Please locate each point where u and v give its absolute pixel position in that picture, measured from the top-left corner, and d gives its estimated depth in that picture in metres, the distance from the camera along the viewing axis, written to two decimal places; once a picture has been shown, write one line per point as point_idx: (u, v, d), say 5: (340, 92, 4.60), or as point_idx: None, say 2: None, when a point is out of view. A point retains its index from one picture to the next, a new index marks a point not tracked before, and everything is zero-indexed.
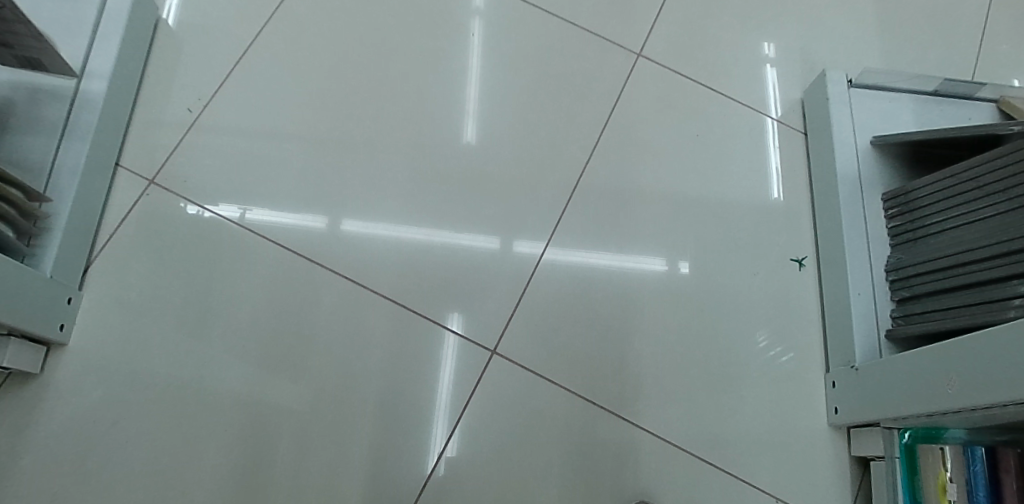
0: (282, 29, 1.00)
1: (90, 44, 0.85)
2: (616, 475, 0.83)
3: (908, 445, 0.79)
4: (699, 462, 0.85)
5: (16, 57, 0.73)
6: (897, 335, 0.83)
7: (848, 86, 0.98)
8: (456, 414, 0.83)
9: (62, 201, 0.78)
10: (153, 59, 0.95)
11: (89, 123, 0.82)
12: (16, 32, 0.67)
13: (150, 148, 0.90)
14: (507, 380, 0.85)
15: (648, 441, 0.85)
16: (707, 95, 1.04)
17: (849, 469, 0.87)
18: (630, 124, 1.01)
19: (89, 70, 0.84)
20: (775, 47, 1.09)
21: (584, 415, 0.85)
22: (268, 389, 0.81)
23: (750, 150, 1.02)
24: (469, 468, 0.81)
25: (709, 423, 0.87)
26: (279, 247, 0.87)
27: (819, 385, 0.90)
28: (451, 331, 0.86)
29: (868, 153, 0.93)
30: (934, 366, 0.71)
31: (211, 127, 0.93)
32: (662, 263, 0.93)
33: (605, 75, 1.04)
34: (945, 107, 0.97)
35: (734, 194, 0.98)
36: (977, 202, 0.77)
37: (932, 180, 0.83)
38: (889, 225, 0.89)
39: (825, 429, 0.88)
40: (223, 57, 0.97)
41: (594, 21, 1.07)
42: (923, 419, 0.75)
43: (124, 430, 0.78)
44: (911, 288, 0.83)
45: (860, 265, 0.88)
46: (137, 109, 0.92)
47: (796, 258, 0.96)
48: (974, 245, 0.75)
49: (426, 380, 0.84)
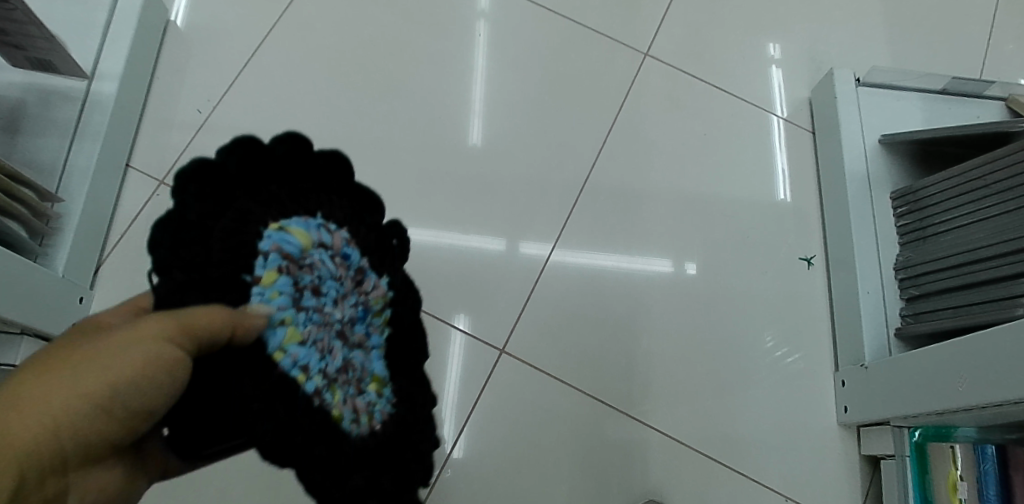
0: (290, 30, 1.00)
1: (101, 46, 0.86)
2: (626, 474, 0.83)
3: (919, 443, 0.80)
4: (708, 461, 0.85)
5: (28, 58, 0.74)
6: (906, 333, 0.84)
7: (856, 85, 0.98)
8: (465, 413, 0.83)
9: (74, 201, 0.79)
10: (163, 60, 0.96)
11: (100, 124, 0.83)
12: (28, 34, 0.68)
13: (160, 148, 0.91)
14: (516, 379, 0.85)
15: (657, 440, 0.85)
16: (714, 94, 1.04)
17: (858, 469, 0.87)
18: (638, 123, 1.01)
19: (100, 71, 0.85)
20: (779, 47, 1.09)
21: (593, 414, 0.85)
22: None
23: (758, 150, 1.02)
24: (479, 467, 0.81)
25: (718, 421, 0.87)
26: None
27: (829, 384, 0.90)
28: (459, 331, 0.87)
29: (876, 152, 0.94)
30: (944, 364, 0.71)
31: (220, 129, 0.93)
32: (669, 263, 0.93)
33: (612, 75, 1.04)
34: (953, 105, 0.97)
35: (742, 194, 0.98)
36: (983, 201, 0.77)
37: (939, 179, 0.83)
38: (897, 223, 0.90)
39: (834, 427, 0.88)
40: (232, 58, 0.97)
41: (601, 21, 1.07)
42: (933, 418, 0.75)
43: None
44: (920, 286, 0.83)
45: (869, 264, 0.88)
46: (148, 110, 0.93)
47: (804, 257, 0.96)
48: (983, 243, 0.75)
49: (436, 380, 0.84)
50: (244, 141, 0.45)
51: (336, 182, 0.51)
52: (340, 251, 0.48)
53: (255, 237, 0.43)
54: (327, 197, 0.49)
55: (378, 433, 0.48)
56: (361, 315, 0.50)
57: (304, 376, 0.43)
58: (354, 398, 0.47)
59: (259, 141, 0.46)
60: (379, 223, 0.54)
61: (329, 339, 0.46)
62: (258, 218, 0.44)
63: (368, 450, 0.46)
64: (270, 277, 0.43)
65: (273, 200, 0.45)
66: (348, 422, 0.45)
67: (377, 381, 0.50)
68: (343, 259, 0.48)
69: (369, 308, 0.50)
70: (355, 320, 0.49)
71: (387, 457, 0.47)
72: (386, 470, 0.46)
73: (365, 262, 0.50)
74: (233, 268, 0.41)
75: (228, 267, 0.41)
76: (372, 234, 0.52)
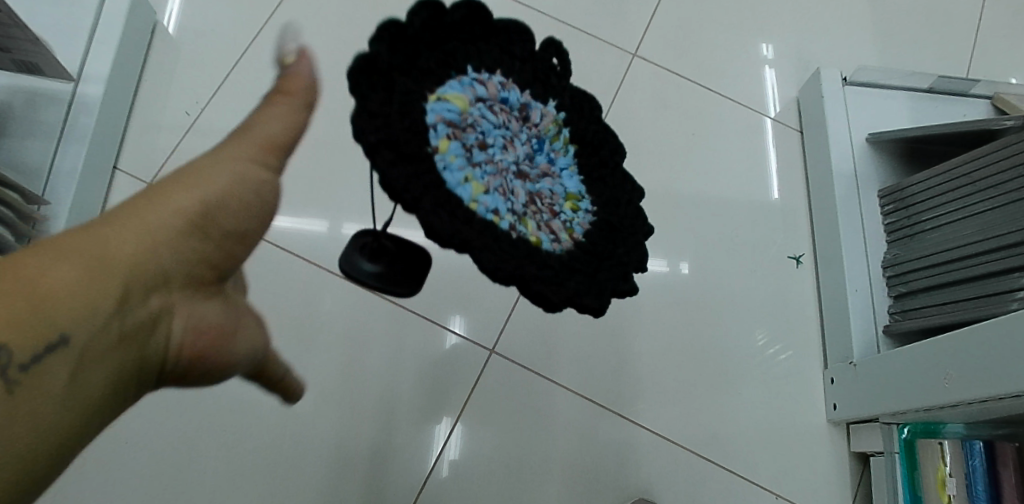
0: (280, 32, 1.00)
1: (88, 48, 0.85)
2: (617, 473, 0.83)
3: (907, 440, 0.80)
4: (699, 459, 0.85)
5: (14, 61, 0.73)
6: (894, 330, 0.84)
7: (843, 84, 0.98)
8: (456, 413, 0.83)
9: (61, 203, 0.79)
10: (152, 62, 0.96)
11: (87, 126, 0.82)
12: (13, 36, 0.68)
13: (149, 150, 0.91)
14: (508, 379, 0.85)
15: (648, 439, 0.85)
16: (703, 94, 1.05)
17: (848, 466, 0.87)
18: (627, 123, 1.01)
19: (86, 73, 0.84)
20: (772, 47, 1.09)
21: (584, 414, 0.85)
22: (269, 390, 0.81)
23: (747, 149, 1.02)
24: (470, 468, 0.81)
25: (709, 420, 0.87)
26: (277, 249, 0.88)
27: (819, 381, 0.91)
28: (451, 331, 0.87)
29: (863, 151, 0.94)
30: (931, 361, 0.71)
31: (209, 131, 0.93)
32: (663, 263, 0.93)
33: (601, 75, 1.04)
34: (940, 104, 0.97)
35: (731, 193, 0.99)
36: (968, 198, 0.78)
37: (925, 177, 0.84)
38: (885, 221, 0.90)
39: (824, 425, 0.88)
40: (221, 59, 0.97)
41: (591, 22, 1.08)
42: (921, 414, 0.76)
43: (125, 432, 0.78)
44: (908, 284, 0.84)
45: (857, 262, 0.89)
46: (136, 112, 0.92)
47: (794, 256, 0.97)
48: (969, 240, 0.76)
49: (428, 381, 0.84)
50: (429, 3, 0.43)
51: (479, 21, 0.46)
52: (498, 98, 0.45)
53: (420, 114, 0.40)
54: (474, 42, 0.46)
55: (579, 252, 0.44)
56: (539, 146, 0.47)
57: (481, 189, 0.41)
58: (522, 198, 0.43)
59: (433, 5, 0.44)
60: (529, 53, 0.49)
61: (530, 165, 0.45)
62: (418, 95, 0.41)
63: (555, 271, 0.41)
64: (444, 143, 0.41)
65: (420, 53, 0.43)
66: (528, 233, 0.42)
67: (574, 203, 0.47)
68: (505, 103, 0.45)
69: (542, 139, 0.47)
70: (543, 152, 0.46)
71: (599, 256, 0.46)
72: (604, 273, 0.45)
73: (524, 99, 0.47)
74: (407, 131, 0.39)
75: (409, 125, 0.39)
76: (530, 72, 0.48)
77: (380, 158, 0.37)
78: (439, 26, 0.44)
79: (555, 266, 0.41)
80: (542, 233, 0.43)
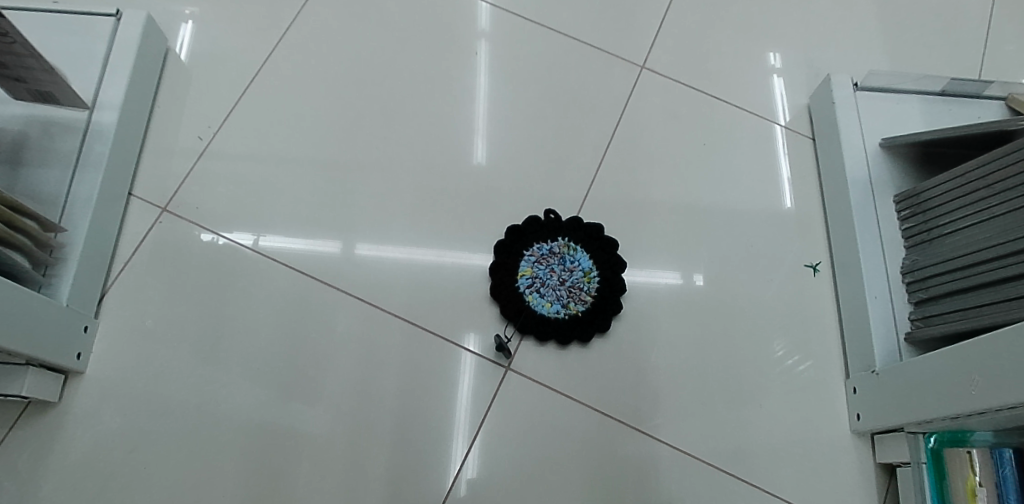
0: (290, 56, 1.02)
1: (102, 78, 0.87)
2: (637, 488, 0.82)
3: (934, 449, 0.77)
4: (720, 473, 0.83)
5: (29, 92, 0.75)
6: (916, 338, 0.82)
7: (854, 90, 0.98)
8: (473, 430, 0.82)
9: (76, 231, 0.80)
10: (164, 89, 0.97)
11: (101, 153, 0.83)
12: (28, 66, 0.69)
13: (162, 177, 0.92)
14: (524, 396, 0.84)
15: (668, 454, 0.84)
16: (713, 103, 1.05)
17: (875, 478, 0.85)
18: (637, 135, 1.01)
19: (101, 102, 0.86)
20: (779, 58, 1.09)
21: (602, 429, 0.84)
22: (286, 411, 0.81)
23: (759, 157, 1.02)
24: (490, 487, 0.80)
25: (729, 433, 0.85)
26: (292, 270, 0.88)
27: (840, 392, 0.89)
28: (467, 350, 0.86)
29: (877, 156, 0.93)
30: (957, 368, 0.70)
31: (222, 155, 0.94)
32: (676, 277, 0.92)
33: (609, 88, 1.04)
34: (954, 105, 0.96)
35: (745, 201, 0.98)
36: (988, 200, 0.76)
37: (942, 180, 0.83)
38: (902, 227, 0.89)
39: (848, 436, 0.87)
40: (232, 84, 0.99)
41: (597, 36, 1.08)
42: (947, 423, 0.73)
43: (141, 456, 0.78)
44: (928, 289, 0.82)
45: (875, 268, 0.87)
46: (149, 138, 0.93)
47: (810, 264, 0.96)
48: (990, 243, 0.74)
49: (443, 400, 0.84)
50: (511, 230, 0.91)
51: (521, 244, 0.91)
52: (542, 258, 0.90)
53: (516, 299, 0.87)
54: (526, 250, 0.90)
55: (596, 302, 0.88)
56: (567, 266, 0.89)
57: (548, 303, 0.87)
58: (565, 294, 0.88)
59: (514, 228, 0.92)
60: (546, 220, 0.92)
61: (566, 268, 0.89)
62: (512, 290, 0.87)
63: (588, 319, 0.87)
64: (530, 298, 0.87)
65: (508, 279, 0.88)
66: (572, 311, 0.87)
67: (590, 276, 0.89)
68: (542, 254, 0.90)
69: (564, 256, 0.90)
70: (570, 260, 0.90)
71: (607, 288, 0.89)
72: (613, 294, 0.88)
73: (546, 241, 0.91)
74: (508, 268, 0.89)
75: (513, 283, 0.88)
76: (546, 228, 0.92)
77: (502, 296, 0.87)
78: (518, 236, 0.91)
79: (586, 318, 0.87)
80: (578, 306, 0.87)
